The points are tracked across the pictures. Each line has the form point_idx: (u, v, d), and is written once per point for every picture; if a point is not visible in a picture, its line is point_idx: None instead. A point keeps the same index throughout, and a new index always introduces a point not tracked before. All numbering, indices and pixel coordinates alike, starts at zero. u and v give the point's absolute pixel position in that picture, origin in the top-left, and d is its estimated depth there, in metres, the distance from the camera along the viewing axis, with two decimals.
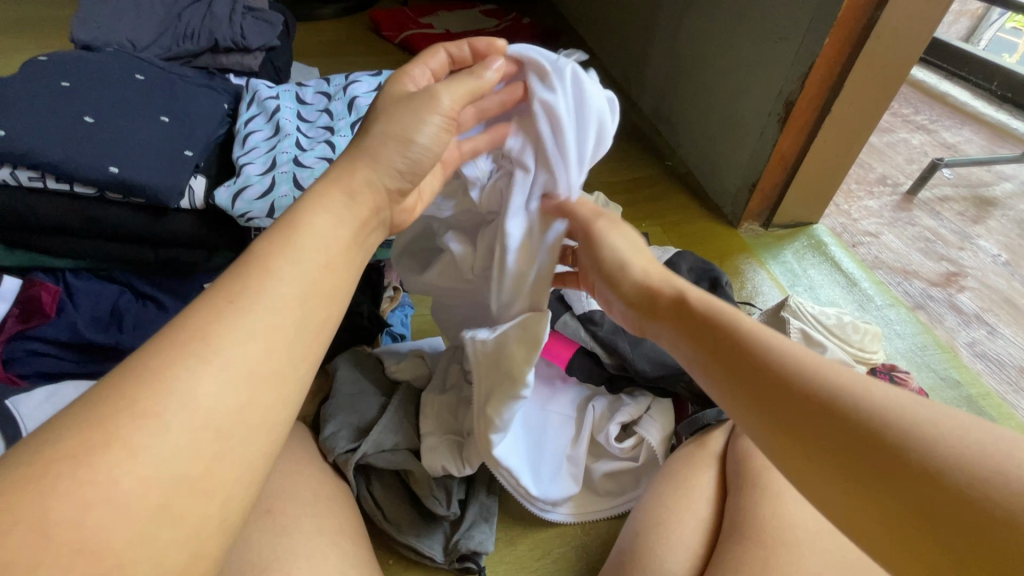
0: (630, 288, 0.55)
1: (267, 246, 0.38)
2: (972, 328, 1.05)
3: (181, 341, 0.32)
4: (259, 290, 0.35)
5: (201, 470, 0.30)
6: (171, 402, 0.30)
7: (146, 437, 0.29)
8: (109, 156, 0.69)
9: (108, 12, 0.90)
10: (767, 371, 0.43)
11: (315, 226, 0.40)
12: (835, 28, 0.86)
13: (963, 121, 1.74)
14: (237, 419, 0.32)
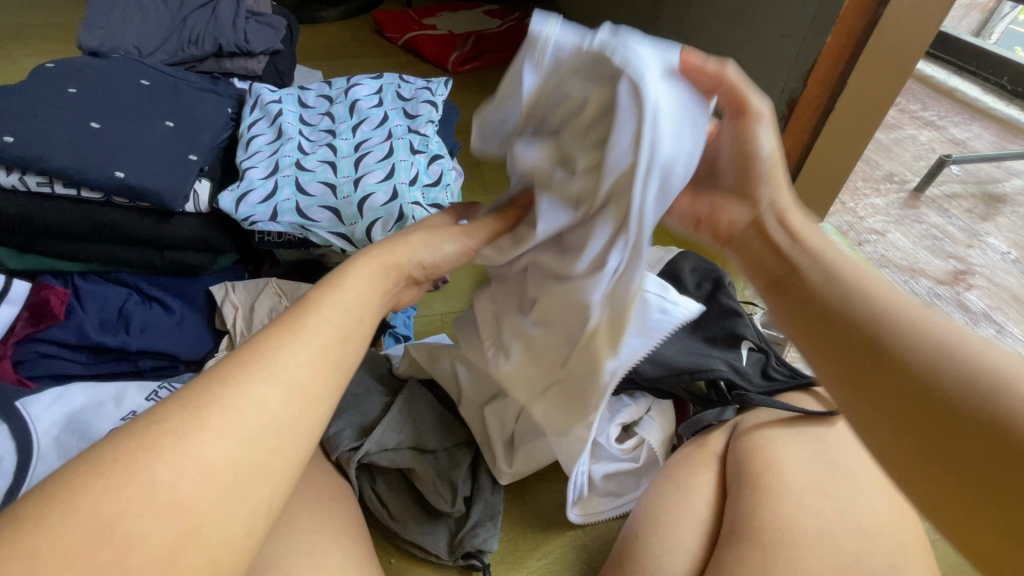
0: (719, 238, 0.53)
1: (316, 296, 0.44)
2: (979, 327, 1.04)
3: (247, 361, 0.37)
4: (313, 329, 0.41)
5: (254, 468, 0.33)
6: (241, 407, 0.34)
7: (218, 432, 0.33)
8: (115, 161, 0.70)
9: (114, 18, 0.92)
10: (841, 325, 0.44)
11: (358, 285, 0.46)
12: (837, 25, 0.85)
13: (972, 116, 1.71)
14: (292, 425, 0.36)
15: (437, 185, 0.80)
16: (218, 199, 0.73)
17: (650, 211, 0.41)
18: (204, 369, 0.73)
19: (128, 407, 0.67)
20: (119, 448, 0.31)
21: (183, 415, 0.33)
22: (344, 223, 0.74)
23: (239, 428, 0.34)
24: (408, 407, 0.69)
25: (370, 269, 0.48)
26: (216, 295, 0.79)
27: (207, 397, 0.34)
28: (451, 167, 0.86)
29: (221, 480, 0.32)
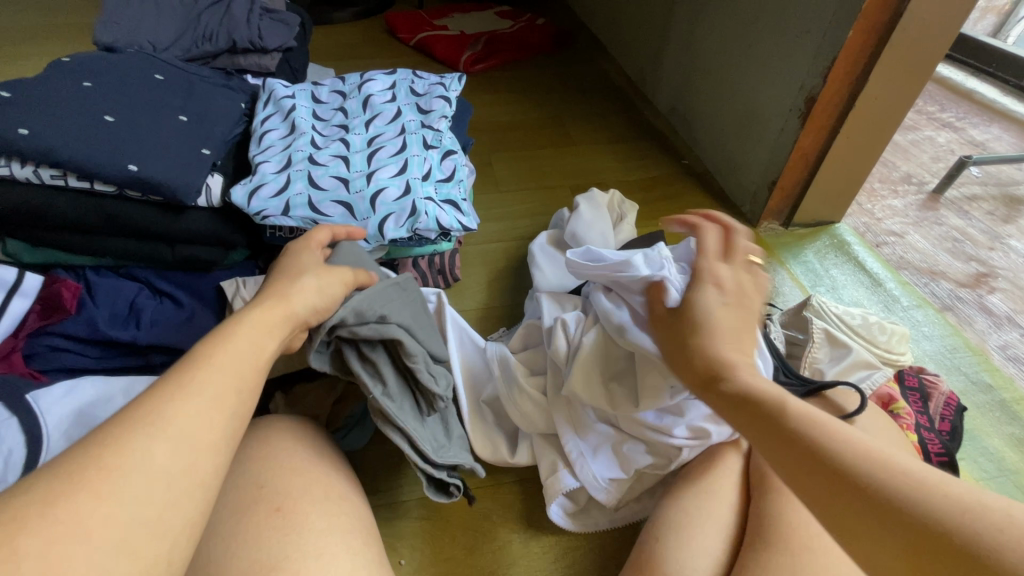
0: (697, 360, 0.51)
1: (215, 336, 0.43)
2: (1003, 331, 1.01)
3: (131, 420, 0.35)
4: (210, 369, 0.40)
5: (151, 519, 0.32)
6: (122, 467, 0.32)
7: (110, 491, 0.32)
8: (129, 154, 0.70)
9: (128, 13, 0.91)
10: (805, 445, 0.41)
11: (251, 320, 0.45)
12: (859, 22, 0.83)
13: (991, 118, 1.68)
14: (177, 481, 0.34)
15: (449, 181, 0.79)
16: (232, 193, 0.73)
17: None
18: None
19: None
20: (56, 475, 0.31)
21: (100, 444, 0.34)
22: (357, 217, 0.73)
23: (124, 486, 0.32)
24: (407, 298, 0.64)
25: (265, 318, 0.46)
26: (226, 290, 0.79)
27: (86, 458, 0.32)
28: (464, 163, 0.85)
29: (104, 534, 0.30)
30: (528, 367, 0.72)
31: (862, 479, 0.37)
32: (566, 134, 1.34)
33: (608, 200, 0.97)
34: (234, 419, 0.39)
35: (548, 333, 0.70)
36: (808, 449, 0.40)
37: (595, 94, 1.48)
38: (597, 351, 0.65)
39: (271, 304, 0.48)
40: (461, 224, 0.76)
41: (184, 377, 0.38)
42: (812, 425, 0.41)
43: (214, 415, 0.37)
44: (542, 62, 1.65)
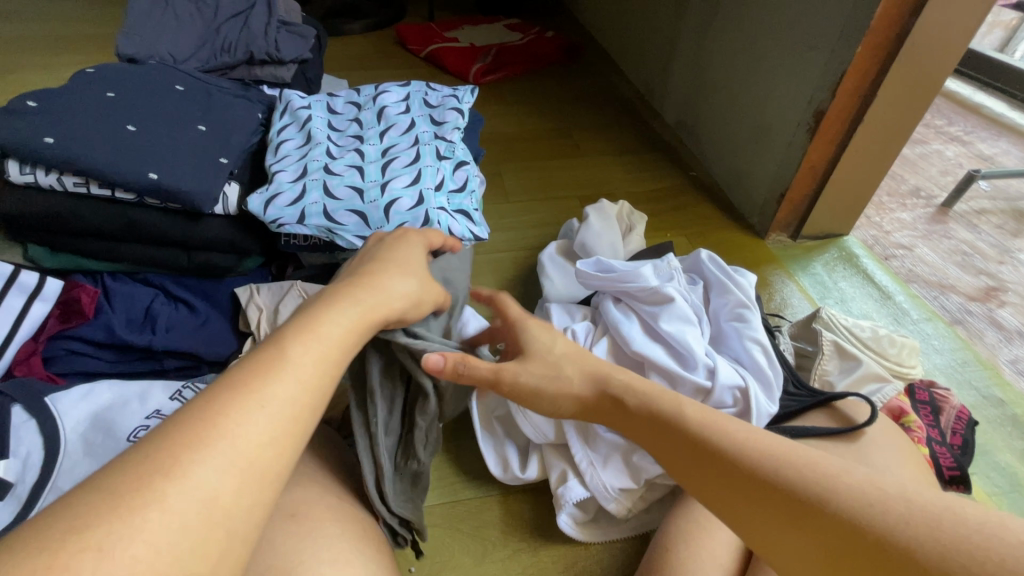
0: (580, 382, 0.59)
1: (288, 339, 0.43)
2: (1014, 345, 1.00)
3: (201, 429, 0.35)
4: (281, 381, 0.40)
5: (213, 535, 0.33)
6: (190, 481, 0.33)
7: (175, 503, 0.32)
8: (150, 162, 0.71)
9: (150, 26, 0.94)
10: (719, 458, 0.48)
11: (329, 329, 0.45)
12: (867, 38, 0.84)
13: (999, 132, 1.69)
14: (237, 499, 0.35)
15: (461, 191, 0.80)
16: (248, 201, 0.74)
17: (763, 408, 0.60)
18: None
19: (152, 406, 0.66)
20: (127, 478, 0.32)
21: (201, 423, 0.36)
22: (371, 226, 0.74)
23: (188, 498, 0.32)
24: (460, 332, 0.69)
25: (348, 322, 0.47)
26: (241, 296, 0.80)
27: (157, 465, 0.33)
28: (475, 174, 0.86)
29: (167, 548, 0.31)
30: None
31: (773, 483, 0.44)
32: (575, 146, 1.35)
33: (618, 211, 0.97)
34: (300, 435, 0.40)
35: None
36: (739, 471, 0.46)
37: (604, 106, 1.50)
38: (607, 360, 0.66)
39: (352, 298, 0.50)
40: (472, 234, 0.77)
41: (259, 380, 0.39)
42: (743, 444, 0.48)
43: (285, 427, 0.38)
44: (551, 74, 1.67)
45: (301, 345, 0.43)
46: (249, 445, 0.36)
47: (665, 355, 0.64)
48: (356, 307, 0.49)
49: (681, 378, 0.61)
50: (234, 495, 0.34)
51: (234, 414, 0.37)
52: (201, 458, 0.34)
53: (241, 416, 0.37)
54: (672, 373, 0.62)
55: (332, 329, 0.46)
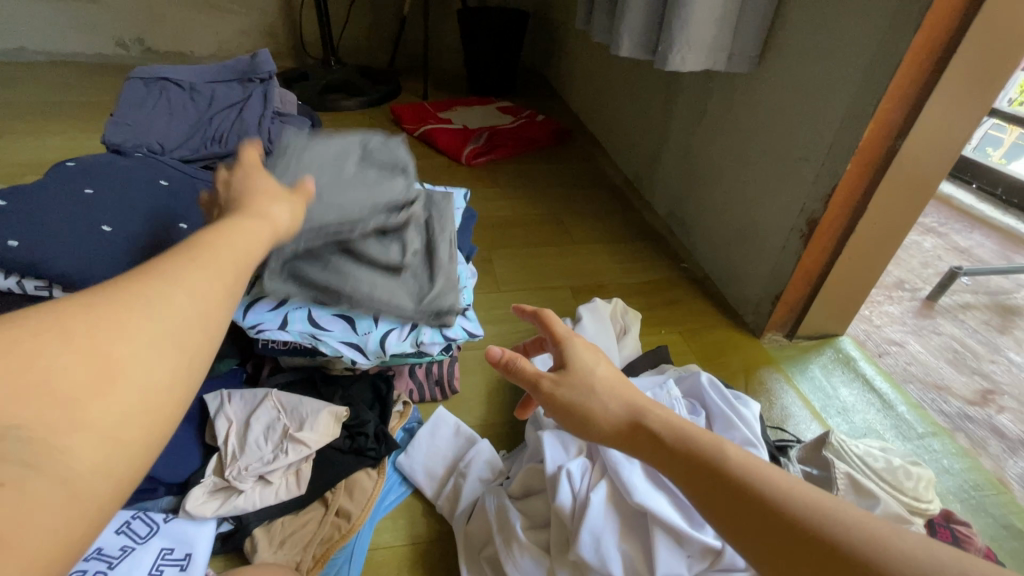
0: (617, 406, 0.53)
1: (191, 248, 0.43)
2: (1019, 457, 0.97)
3: (113, 298, 0.35)
4: (188, 274, 0.40)
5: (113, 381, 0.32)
6: (106, 329, 0.34)
7: (82, 346, 0.32)
8: (123, 266, 0.67)
9: (142, 115, 0.93)
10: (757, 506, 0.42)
11: (231, 242, 0.46)
12: (857, 155, 0.86)
13: (972, 224, 1.75)
14: (152, 362, 0.35)
15: None
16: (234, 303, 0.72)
17: None
18: (186, 498, 0.64)
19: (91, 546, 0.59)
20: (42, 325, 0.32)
21: (60, 325, 0.32)
22: (358, 332, 0.72)
23: (97, 349, 0.33)
24: (352, 195, 0.69)
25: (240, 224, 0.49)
26: (208, 405, 0.73)
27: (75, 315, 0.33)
28: (467, 278, 0.85)
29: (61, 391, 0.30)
30: (528, 519, 0.66)
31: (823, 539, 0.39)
32: (565, 232, 1.35)
33: (611, 310, 0.95)
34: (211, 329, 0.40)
35: (551, 480, 0.66)
36: (737, 493, 0.44)
37: (595, 192, 1.52)
38: (607, 509, 0.61)
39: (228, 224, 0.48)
40: (466, 332, 0.75)
41: (170, 270, 0.39)
42: (783, 492, 0.43)
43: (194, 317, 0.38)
44: (542, 157, 1.70)
45: (182, 262, 0.41)
46: (166, 312, 0.37)
47: (670, 506, 0.59)
48: (241, 219, 0.50)
49: (688, 537, 0.57)
50: (98, 402, 0.31)
51: (108, 315, 0.34)
52: (61, 351, 0.31)
53: (118, 315, 0.35)
54: (679, 531, 0.57)
55: (230, 253, 0.45)
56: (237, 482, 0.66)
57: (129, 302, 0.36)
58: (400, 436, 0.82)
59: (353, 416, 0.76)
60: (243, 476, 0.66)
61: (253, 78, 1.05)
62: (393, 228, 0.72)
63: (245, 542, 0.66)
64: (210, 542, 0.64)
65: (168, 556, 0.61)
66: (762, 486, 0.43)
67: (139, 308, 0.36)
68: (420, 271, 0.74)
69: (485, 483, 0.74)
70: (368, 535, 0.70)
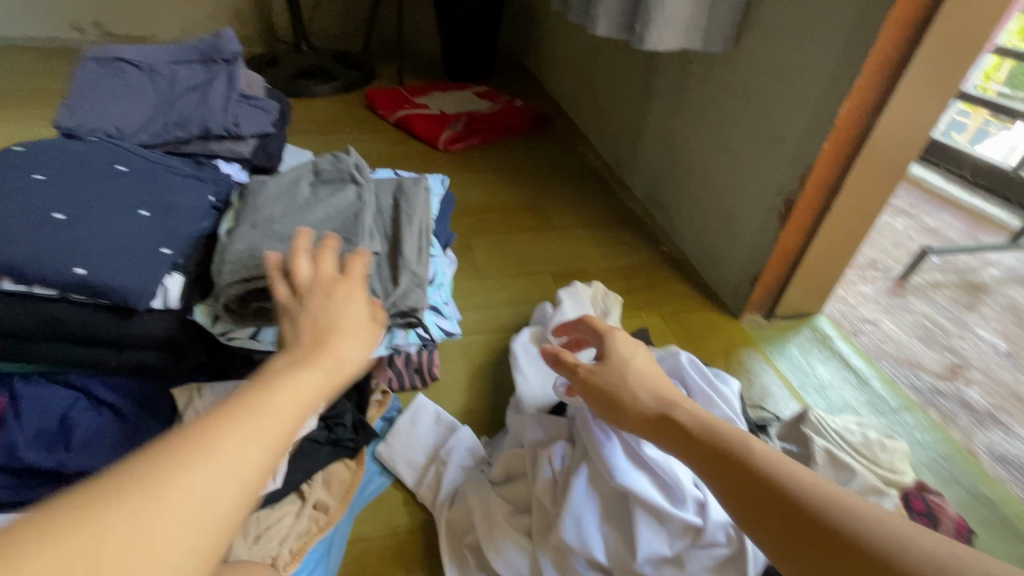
0: (647, 397, 0.54)
1: (251, 397, 0.37)
2: (986, 428, 1.00)
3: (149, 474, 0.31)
4: (235, 434, 0.34)
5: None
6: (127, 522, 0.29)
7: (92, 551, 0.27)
8: (78, 256, 0.63)
9: (97, 98, 0.88)
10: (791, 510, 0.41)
11: (297, 385, 0.39)
12: (833, 133, 0.86)
13: (941, 205, 1.79)
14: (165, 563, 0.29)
15: (431, 284, 0.76)
16: (195, 314, 0.70)
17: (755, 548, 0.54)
18: None
19: None
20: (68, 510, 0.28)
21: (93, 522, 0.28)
22: None
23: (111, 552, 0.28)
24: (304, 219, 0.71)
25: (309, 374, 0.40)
26: (179, 401, 0.71)
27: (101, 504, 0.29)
28: (445, 266, 0.83)
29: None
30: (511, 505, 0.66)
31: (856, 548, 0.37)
32: (546, 218, 1.34)
33: (592, 294, 0.94)
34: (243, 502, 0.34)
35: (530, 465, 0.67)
36: (773, 500, 0.42)
37: (575, 177, 1.51)
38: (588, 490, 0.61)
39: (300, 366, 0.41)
40: (444, 330, 0.74)
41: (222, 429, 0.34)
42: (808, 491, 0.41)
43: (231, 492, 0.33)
44: (521, 142, 1.68)
45: (252, 410, 0.36)
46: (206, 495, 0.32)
47: (652, 485, 0.59)
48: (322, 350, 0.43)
49: (669, 515, 0.56)
50: None
51: (141, 503, 0.30)
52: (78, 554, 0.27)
53: (144, 504, 0.30)
54: (659, 510, 0.57)
55: (289, 398, 0.38)
56: None
57: (164, 486, 0.31)
58: (380, 425, 0.81)
59: (329, 408, 0.74)
60: None
61: (218, 60, 1.00)
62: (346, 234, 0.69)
63: None
64: None
65: None
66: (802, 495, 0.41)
67: (188, 481, 0.32)
68: (383, 276, 0.68)
69: (466, 471, 0.73)
70: (348, 526, 0.69)
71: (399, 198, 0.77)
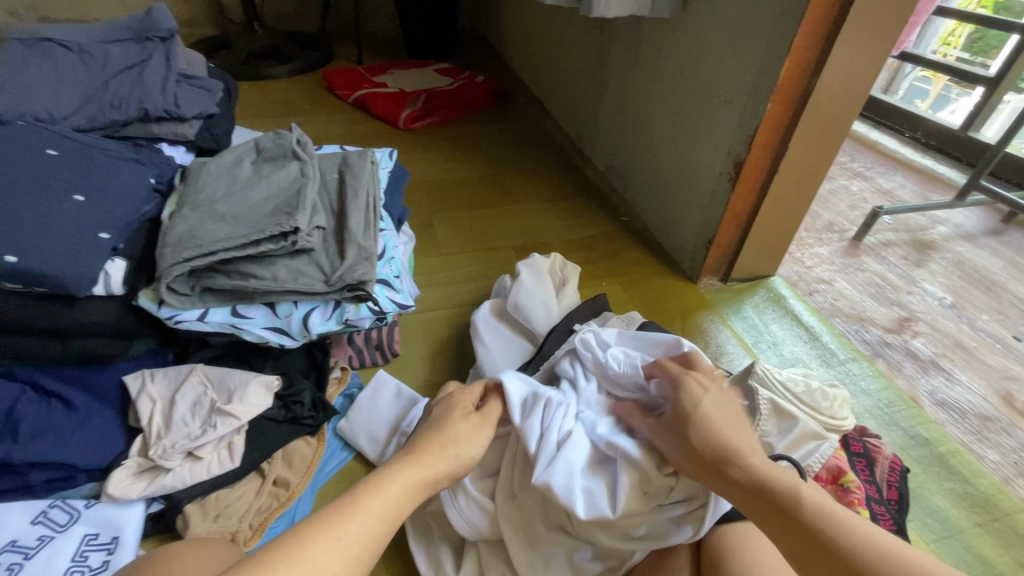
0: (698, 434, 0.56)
1: (353, 507, 0.49)
2: (930, 376, 1.06)
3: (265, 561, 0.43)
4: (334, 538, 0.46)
5: None
6: None
7: None
8: (8, 243, 0.61)
9: (23, 80, 0.84)
10: (836, 552, 0.44)
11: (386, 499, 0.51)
12: (775, 95, 0.88)
13: (895, 167, 1.84)
14: None
15: (381, 258, 0.76)
16: (139, 300, 0.68)
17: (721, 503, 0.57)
18: (108, 482, 0.62)
19: (6, 537, 0.59)
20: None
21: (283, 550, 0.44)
22: (279, 316, 0.69)
23: None
24: (249, 198, 0.71)
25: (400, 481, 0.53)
26: (130, 387, 0.69)
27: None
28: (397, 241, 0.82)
29: None
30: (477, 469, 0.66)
31: None
32: (508, 193, 1.33)
33: (549, 264, 0.95)
34: None
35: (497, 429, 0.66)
36: (803, 524, 0.46)
37: (537, 151, 1.51)
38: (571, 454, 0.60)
39: (415, 462, 0.56)
40: (396, 303, 0.74)
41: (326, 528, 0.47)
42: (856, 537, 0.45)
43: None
44: (483, 118, 1.66)
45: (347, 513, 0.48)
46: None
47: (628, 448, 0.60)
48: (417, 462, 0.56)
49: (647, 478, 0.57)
50: None
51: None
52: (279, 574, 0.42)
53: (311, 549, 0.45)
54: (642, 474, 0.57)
55: (381, 509, 0.50)
56: (163, 462, 0.64)
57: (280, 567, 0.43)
58: (341, 403, 0.81)
59: (288, 386, 0.74)
60: (169, 454, 0.64)
61: (152, 38, 0.97)
62: (293, 210, 0.69)
63: (176, 520, 0.64)
64: (139, 523, 0.63)
65: (92, 542, 0.61)
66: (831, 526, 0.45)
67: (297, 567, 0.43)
68: (331, 251, 0.71)
69: None
70: (310, 501, 0.70)
71: (343, 171, 0.79)
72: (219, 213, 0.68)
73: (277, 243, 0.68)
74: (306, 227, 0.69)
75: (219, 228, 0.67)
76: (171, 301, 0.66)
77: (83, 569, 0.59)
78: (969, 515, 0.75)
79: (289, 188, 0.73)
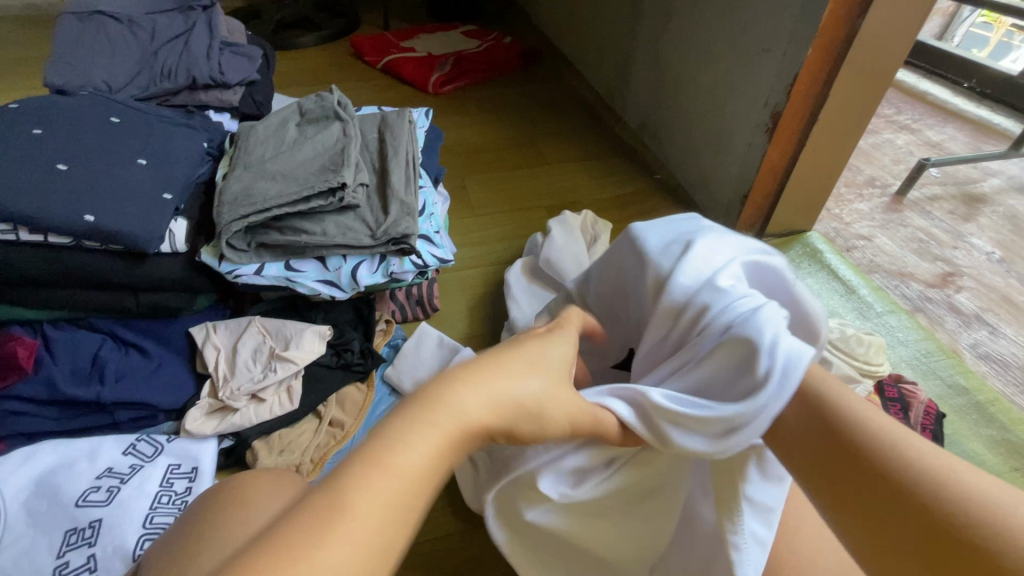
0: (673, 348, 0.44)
1: (406, 418, 0.33)
2: (973, 329, 1.04)
3: (314, 525, 0.28)
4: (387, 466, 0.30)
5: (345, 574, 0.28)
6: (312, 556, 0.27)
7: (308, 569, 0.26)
8: (86, 204, 0.67)
9: (81, 53, 0.89)
10: (817, 437, 0.41)
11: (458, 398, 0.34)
12: (817, 40, 0.85)
13: (945, 118, 1.74)
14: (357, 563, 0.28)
15: (421, 214, 0.79)
16: (201, 256, 0.72)
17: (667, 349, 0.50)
18: (185, 419, 0.70)
19: (103, 465, 0.67)
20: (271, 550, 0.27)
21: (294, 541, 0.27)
22: (330, 269, 0.73)
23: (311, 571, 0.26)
24: (295, 159, 0.74)
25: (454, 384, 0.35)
26: (197, 337, 0.75)
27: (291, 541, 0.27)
28: (435, 198, 0.85)
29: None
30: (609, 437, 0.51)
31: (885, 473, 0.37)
32: (539, 154, 1.34)
33: (581, 222, 0.97)
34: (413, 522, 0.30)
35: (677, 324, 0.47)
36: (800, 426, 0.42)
37: (565, 111, 1.49)
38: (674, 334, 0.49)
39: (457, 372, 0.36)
40: (437, 257, 0.77)
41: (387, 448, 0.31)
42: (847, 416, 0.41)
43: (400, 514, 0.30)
44: (511, 79, 1.65)
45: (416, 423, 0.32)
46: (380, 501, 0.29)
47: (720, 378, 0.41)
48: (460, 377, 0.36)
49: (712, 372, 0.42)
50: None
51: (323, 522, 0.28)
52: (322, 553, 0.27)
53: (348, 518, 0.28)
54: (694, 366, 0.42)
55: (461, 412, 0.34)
56: (231, 402, 0.71)
57: (339, 512, 0.28)
58: (386, 351, 0.86)
59: (338, 335, 0.80)
60: (236, 395, 0.71)
61: (194, 8, 1.01)
62: (339, 167, 0.73)
63: (246, 452, 0.71)
64: (215, 455, 0.71)
65: (176, 471, 0.68)
66: (885, 452, 0.38)
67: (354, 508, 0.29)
68: (375, 207, 0.75)
69: None
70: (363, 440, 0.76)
71: (382, 130, 0.82)
72: (270, 173, 0.72)
73: (326, 198, 0.72)
74: (353, 184, 0.73)
75: (272, 186, 0.71)
76: (230, 256, 0.71)
77: (170, 493, 0.66)
78: (1006, 459, 0.77)
79: (332, 147, 0.76)
